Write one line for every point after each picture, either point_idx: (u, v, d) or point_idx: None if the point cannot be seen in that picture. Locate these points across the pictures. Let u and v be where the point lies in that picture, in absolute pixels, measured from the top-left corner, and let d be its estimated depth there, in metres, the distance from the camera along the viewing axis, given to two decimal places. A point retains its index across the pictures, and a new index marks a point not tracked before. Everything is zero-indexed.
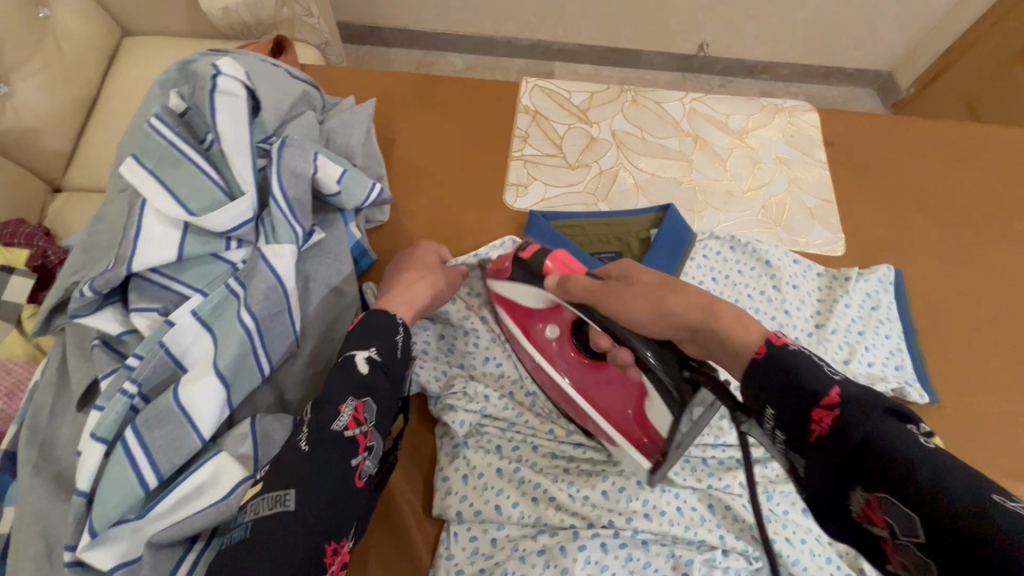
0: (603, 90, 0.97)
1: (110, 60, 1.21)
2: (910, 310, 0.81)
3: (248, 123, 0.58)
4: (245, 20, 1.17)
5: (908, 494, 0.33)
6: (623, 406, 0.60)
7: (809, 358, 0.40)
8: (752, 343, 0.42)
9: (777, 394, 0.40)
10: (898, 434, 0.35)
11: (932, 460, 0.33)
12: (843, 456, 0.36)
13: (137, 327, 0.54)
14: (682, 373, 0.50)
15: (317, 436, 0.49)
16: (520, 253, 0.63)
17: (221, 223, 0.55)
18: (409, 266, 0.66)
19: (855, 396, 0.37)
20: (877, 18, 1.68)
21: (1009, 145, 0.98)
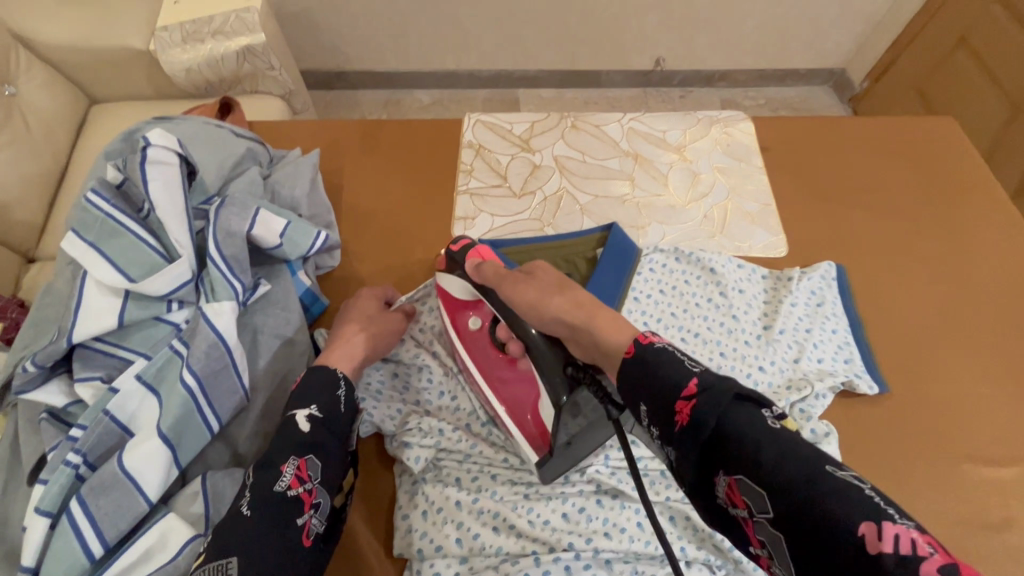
0: (543, 118, 1.01)
1: (79, 127, 1.28)
2: (854, 304, 0.83)
3: (182, 190, 0.61)
4: (207, 79, 1.26)
5: (755, 473, 0.38)
6: (524, 404, 0.64)
7: (672, 355, 0.46)
8: (623, 343, 0.49)
9: (648, 391, 0.45)
10: (745, 417, 0.40)
11: (776, 443, 0.38)
12: (701, 442, 0.41)
13: (82, 396, 0.55)
14: (566, 371, 0.57)
15: (259, 499, 0.51)
16: (452, 246, 0.72)
17: (160, 288, 0.57)
18: (349, 319, 0.69)
19: (711, 384, 0.42)
20: (820, 20, 1.75)
21: (945, 134, 1.02)
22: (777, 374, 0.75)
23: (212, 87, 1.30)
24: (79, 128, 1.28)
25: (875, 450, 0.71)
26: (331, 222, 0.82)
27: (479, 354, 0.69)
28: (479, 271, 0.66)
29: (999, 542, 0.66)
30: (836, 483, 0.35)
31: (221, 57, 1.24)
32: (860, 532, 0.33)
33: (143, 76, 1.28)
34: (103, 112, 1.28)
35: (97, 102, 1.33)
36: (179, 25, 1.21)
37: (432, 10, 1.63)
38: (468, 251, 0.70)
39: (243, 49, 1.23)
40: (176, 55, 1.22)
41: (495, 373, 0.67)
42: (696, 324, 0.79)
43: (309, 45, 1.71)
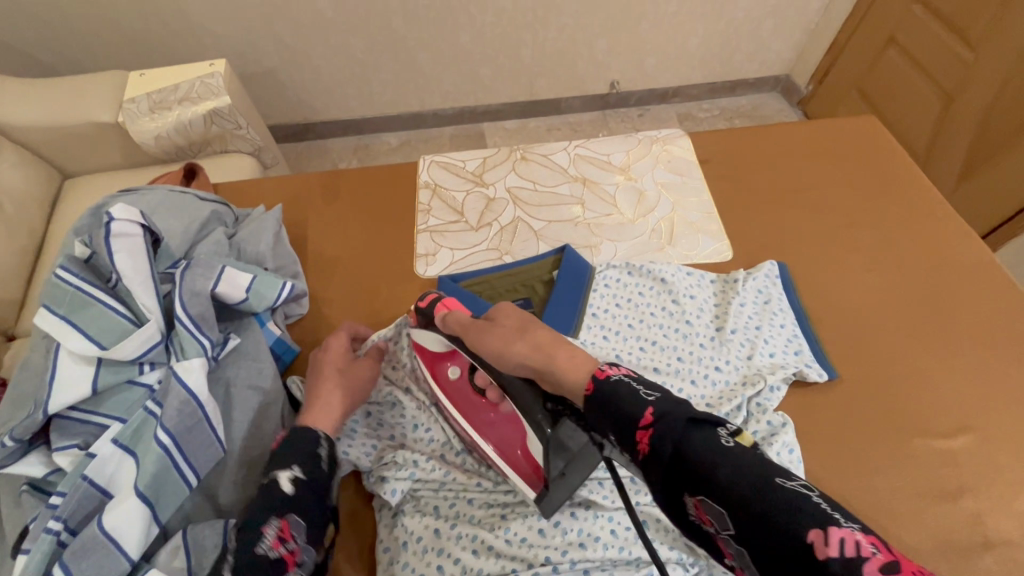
0: (494, 153, 1.07)
1: (53, 202, 1.32)
2: (799, 298, 0.87)
3: (147, 257, 0.64)
4: (178, 143, 1.32)
5: (714, 492, 0.39)
6: (513, 444, 0.63)
7: (627, 384, 0.48)
8: (582, 381, 0.52)
9: (611, 420, 0.47)
10: (700, 439, 0.42)
11: (730, 460, 0.40)
12: (664, 468, 0.43)
13: (60, 465, 0.57)
14: (546, 406, 0.58)
15: (243, 565, 0.53)
16: (419, 303, 0.73)
17: (131, 351, 0.60)
18: (323, 373, 0.71)
19: (666, 412, 0.44)
20: (759, 33, 1.86)
21: (871, 131, 1.09)
22: (732, 372, 0.79)
23: (182, 150, 1.36)
24: (53, 202, 1.32)
25: (831, 434, 0.75)
26: (297, 272, 0.86)
27: (462, 401, 0.69)
28: (445, 322, 0.69)
29: (955, 510, 0.70)
30: (787, 496, 0.37)
31: (190, 123, 1.30)
32: (809, 540, 0.35)
33: (113, 148, 1.33)
34: (76, 186, 1.33)
35: (70, 175, 1.38)
36: (147, 96, 1.27)
37: (391, 58, 1.71)
38: (435, 304, 0.72)
39: (211, 112, 1.29)
40: (146, 124, 1.28)
41: (480, 417, 0.67)
42: (653, 333, 0.83)
43: (275, 101, 1.77)
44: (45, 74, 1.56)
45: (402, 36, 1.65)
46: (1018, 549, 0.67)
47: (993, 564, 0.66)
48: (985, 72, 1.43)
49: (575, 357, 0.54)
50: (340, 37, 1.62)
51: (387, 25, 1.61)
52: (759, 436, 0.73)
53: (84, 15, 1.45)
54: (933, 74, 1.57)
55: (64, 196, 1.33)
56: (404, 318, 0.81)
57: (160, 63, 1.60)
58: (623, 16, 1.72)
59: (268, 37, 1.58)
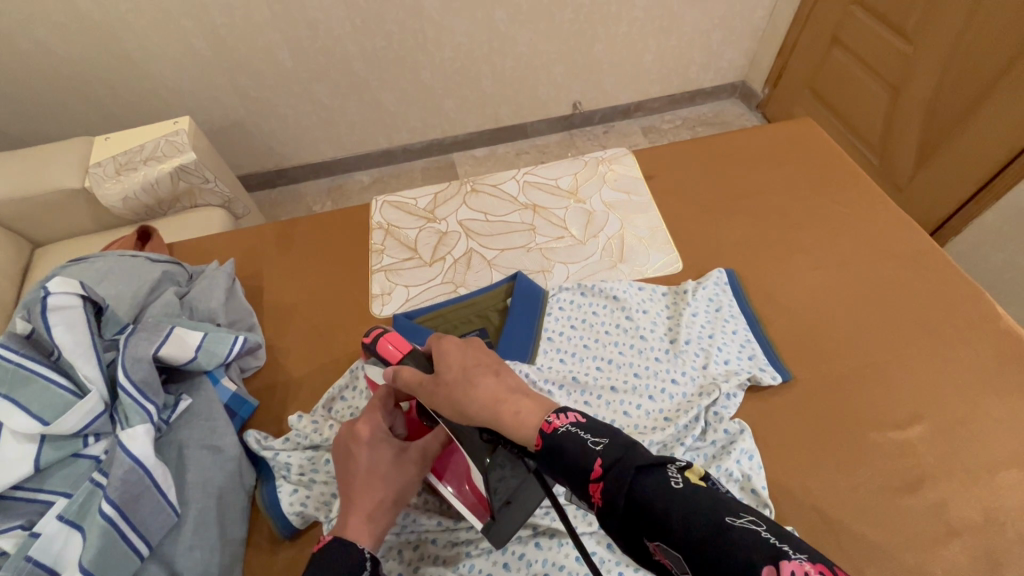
0: (445, 188, 1.09)
1: (24, 272, 1.34)
2: (749, 303, 0.89)
3: (88, 328, 0.65)
4: (146, 203, 1.35)
5: (670, 537, 0.39)
6: (461, 477, 0.64)
7: (575, 436, 0.47)
8: (531, 437, 0.50)
9: (565, 475, 0.46)
10: (650, 485, 0.41)
11: (679, 503, 0.39)
12: (619, 519, 0.42)
13: (2, 547, 0.56)
14: (483, 437, 0.57)
15: None
16: (366, 340, 0.72)
17: (73, 424, 0.60)
18: (360, 456, 0.63)
19: (615, 461, 0.44)
20: (710, 44, 1.92)
21: (813, 132, 1.12)
22: (689, 384, 0.79)
23: (151, 210, 1.39)
24: (24, 273, 1.34)
25: (790, 436, 0.76)
26: (252, 324, 0.87)
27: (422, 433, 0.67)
28: (395, 379, 0.64)
29: (918, 501, 0.70)
30: (737, 536, 0.36)
31: (157, 182, 1.32)
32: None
33: (80, 214, 1.35)
34: (47, 255, 1.35)
35: (40, 244, 1.40)
36: (112, 159, 1.29)
37: (355, 100, 1.75)
38: (379, 342, 0.70)
39: (176, 169, 1.31)
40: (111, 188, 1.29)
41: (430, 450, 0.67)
42: (608, 351, 0.83)
43: (243, 152, 1.80)
44: (12, 146, 1.58)
45: (363, 79, 1.69)
46: (985, 535, 0.67)
47: (959, 553, 0.66)
48: (923, 65, 1.47)
49: (521, 412, 0.53)
50: (302, 85, 1.65)
51: (348, 69, 1.65)
52: (719, 445, 0.74)
53: (47, 88, 1.49)
54: (878, 70, 1.62)
55: (35, 265, 1.35)
56: (359, 362, 0.81)
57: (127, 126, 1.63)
58: (577, 40, 1.77)
59: (230, 91, 1.61)
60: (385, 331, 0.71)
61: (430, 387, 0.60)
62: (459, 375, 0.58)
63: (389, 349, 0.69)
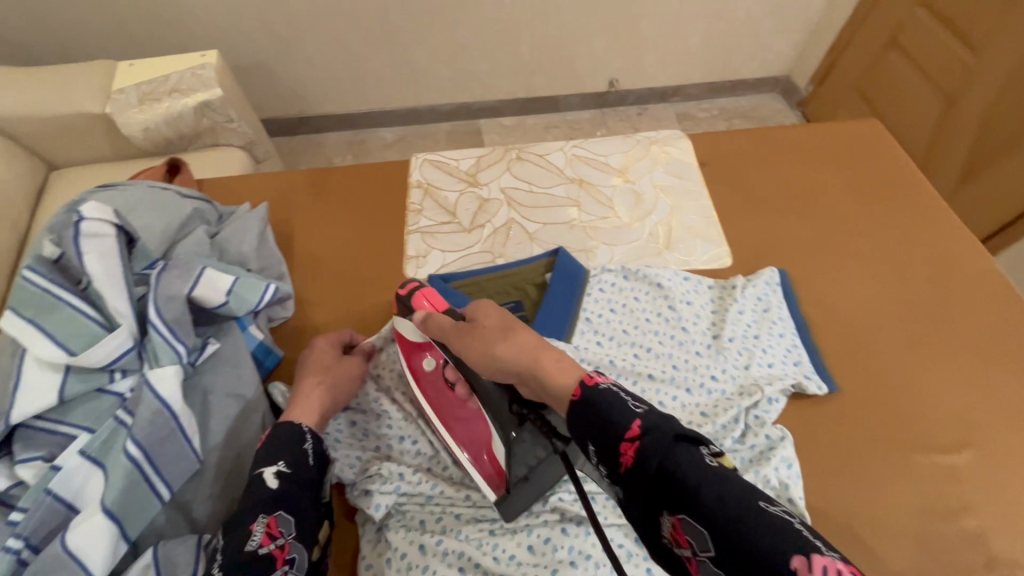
0: (488, 153, 1.04)
1: (37, 195, 1.30)
2: (799, 306, 0.85)
3: (119, 258, 0.61)
4: (168, 136, 1.30)
5: (692, 509, 0.37)
6: (478, 442, 0.63)
7: (616, 394, 0.45)
8: (569, 386, 0.48)
9: (596, 432, 0.45)
10: (686, 456, 0.39)
11: (716, 482, 0.38)
12: (648, 482, 0.40)
13: (23, 477, 0.54)
14: (512, 408, 0.60)
15: (233, 561, 0.52)
16: (400, 290, 0.70)
17: (100, 358, 0.57)
18: (307, 372, 0.69)
19: (653, 426, 0.42)
20: (760, 32, 1.82)
21: (875, 136, 1.07)
22: (729, 382, 0.76)
23: (173, 143, 1.33)
24: (38, 195, 1.30)
25: (829, 447, 0.74)
26: (282, 273, 0.83)
27: (433, 393, 0.67)
28: (426, 326, 0.64)
29: (958, 528, 0.68)
30: (771, 522, 0.35)
31: (180, 114, 1.27)
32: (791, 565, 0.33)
33: (98, 140, 1.30)
34: (61, 178, 1.30)
35: (55, 167, 1.36)
36: (136, 87, 1.24)
37: (386, 52, 1.67)
38: (414, 292, 0.69)
39: (201, 104, 1.26)
40: (134, 117, 1.24)
41: (450, 412, 0.65)
42: (647, 339, 0.80)
43: (266, 95, 1.73)
44: (28, 62, 1.52)
45: (398, 30, 1.61)
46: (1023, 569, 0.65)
47: None
48: (982, 78, 1.42)
49: (562, 361, 0.51)
50: (333, 30, 1.58)
51: (384, 19, 1.58)
52: (757, 450, 0.71)
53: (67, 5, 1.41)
54: (933, 77, 1.54)
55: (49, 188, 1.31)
56: None
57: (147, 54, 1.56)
58: (622, 13, 1.68)
59: (259, 29, 1.54)
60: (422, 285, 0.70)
61: (463, 334, 0.59)
62: (499, 324, 0.57)
63: (423, 304, 0.67)
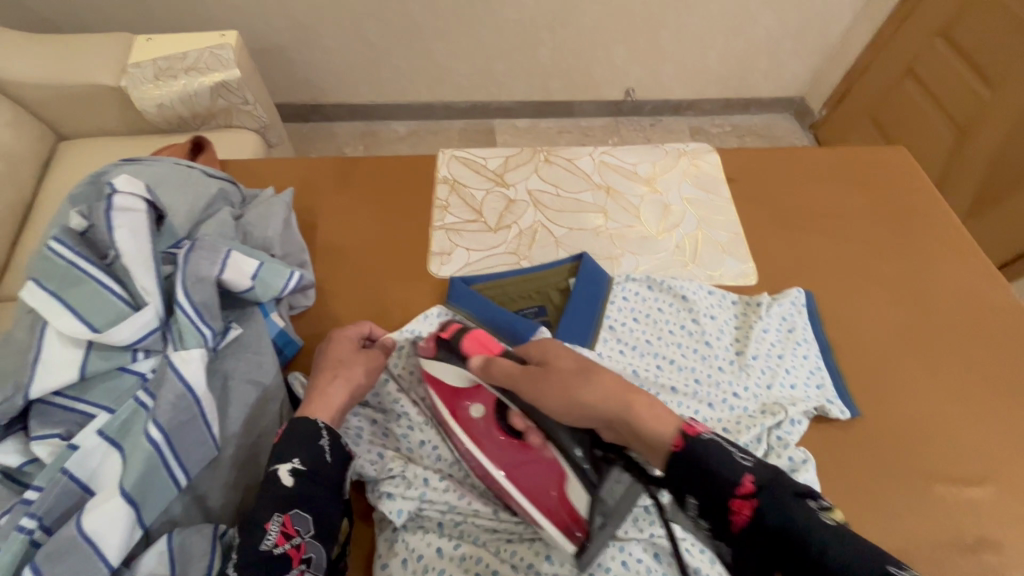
0: (516, 154, 1.03)
1: (44, 165, 1.28)
2: (823, 328, 0.85)
3: (149, 235, 0.60)
4: (180, 114, 1.27)
5: (818, 571, 0.38)
6: (546, 489, 0.58)
7: (722, 447, 0.47)
8: (668, 436, 0.49)
9: (702, 488, 0.45)
10: (805, 513, 0.40)
11: (842, 541, 0.38)
12: (764, 542, 0.41)
13: (38, 455, 0.53)
14: (594, 453, 0.56)
15: (248, 561, 0.51)
16: (441, 333, 0.67)
17: (125, 337, 0.55)
18: (323, 367, 0.67)
19: (766, 483, 0.43)
20: (779, 53, 1.81)
21: (902, 163, 1.06)
22: (751, 400, 0.75)
23: (184, 122, 1.30)
24: (44, 165, 1.27)
25: (851, 472, 0.73)
26: (304, 261, 0.82)
27: (485, 438, 0.63)
28: (486, 371, 0.61)
29: (979, 562, 0.67)
30: None
31: (195, 94, 1.25)
32: None
33: (111, 113, 1.28)
34: (69, 149, 1.28)
35: (64, 137, 1.33)
36: (152, 62, 1.22)
37: (405, 44, 1.66)
38: (462, 336, 0.66)
39: (217, 85, 1.24)
40: (148, 91, 1.22)
41: (515, 458, 0.61)
42: (671, 351, 0.79)
43: (280, 79, 1.71)
44: (40, 30, 1.49)
45: (419, 24, 1.60)
46: None
47: None
48: (998, 114, 1.44)
49: (655, 406, 0.51)
50: (354, 19, 1.57)
51: (406, 12, 1.56)
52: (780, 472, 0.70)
53: None
54: (945, 107, 1.57)
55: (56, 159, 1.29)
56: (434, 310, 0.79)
57: (162, 30, 1.54)
58: (644, 23, 1.67)
59: (279, 12, 1.52)
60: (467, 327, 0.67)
61: (538, 374, 0.57)
62: (576, 365, 0.57)
63: (471, 348, 0.64)
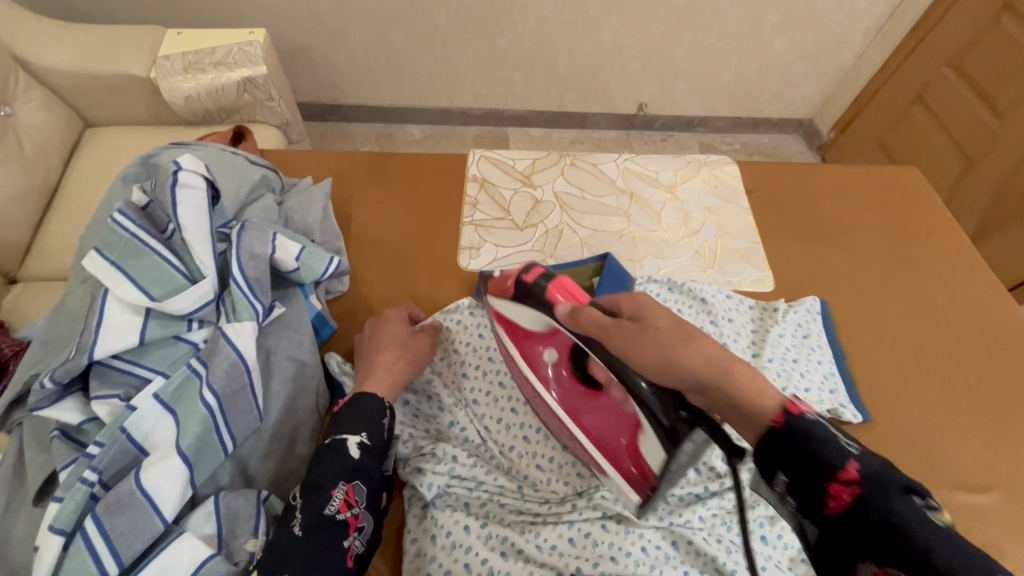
0: (543, 157, 1.06)
1: (72, 149, 1.31)
2: (836, 337, 0.88)
3: (207, 212, 0.63)
4: (207, 107, 1.30)
5: (917, 569, 0.37)
6: (614, 435, 0.61)
7: (827, 429, 0.45)
8: (769, 412, 0.47)
9: (799, 468, 0.44)
10: (915, 512, 0.39)
11: (950, 544, 0.37)
12: (861, 532, 0.40)
13: (97, 414, 0.55)
14: (678, 414, 0.52)
15: (311, 523, 0.54)
16: (525, 275, 0.63)
17: (183, 307, 0.58)
18: (380, 346, 0.70)
19: (871, 473, 0.41)
20: (790, 75, 1.85)
21: (913, 183, 1.10)
22: None
23: (209, 115, 1.33)
24: (71, 150, 1.31)
25: None
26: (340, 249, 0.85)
27: (557, 384, 0.67)
28: (574, 320, 0.57)
29: None
30: None
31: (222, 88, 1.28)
32: None
33: (141, 102, 1.31)
34: (99, 136, 1.31)
35: (92, 125, 1.36)
36: (182, 56, 1.25)
37: (427, 51, 1.70)
38: (546, 279, 0.62)
39: (244, 80, 1.27)
40: (177, 84, 1.25)
41: (581, 405, 0.65)
42: None
43: (304, 78, 1.76)
44: (72, 19, 1.53)
45: (441, 32, 1.65)
46: None
47: None
48: (1005, 142, 1.48)
49: (755, 377, 0.49)
50: (379, 24, 1.61)
51: (429, 19, 1.61)
52: None
53: None
54: (955, 135, 1.61)
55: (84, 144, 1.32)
56: (466, 301, 0.83)
57: (192, 25, 1.58)
58: (660, 41, 1.72)
59: (306, 13, 1.57)
60: (551, 272, 0.63)
61: (631, 330, 0.53)
62: (674, 324, 0.53)
63: (558, 296, 0.60)
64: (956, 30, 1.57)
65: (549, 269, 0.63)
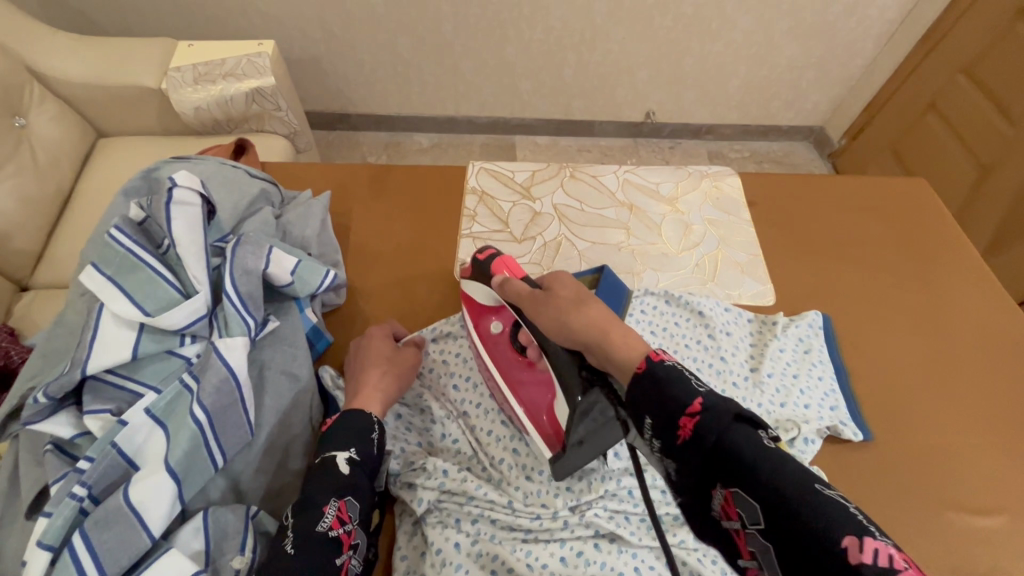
0: (543, 168, 1.07)
1: (85, 158, 1.33)
2: (839, 352, 0.86)
3: (202, 227, 0.64)
4: (216, 117, 1.32)
5: (749, 485, 0.40)
6: (540, 406, 0.64)
7: (681, 372, 0.47)
8: (635, 360, 0.49)
9: (655, 407, 0.46)
10: (745, 436, 0.41)
11: (774, 462, 0.40)
12: (703, 457, 0.43)
13: (90, 428, 0.56)
14: (581, 373, 0.57)
15: (304, 539, 0.53)
16: (479, 255, 0.74)
17: (176, 321, 0.59)
18: (366, 362, 0.71)
19: (713, 404, 0.44)
20: (800, 82, 1.83)
21: (920, 194, 1.08)
22: (763, 416, 0.77)
23: (217, 125, 1.35)
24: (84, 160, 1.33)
25: (861, 494, 0.74)
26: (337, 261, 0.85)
27: (499, 354, 0.71)
28: (502, 289, 0.67)
29: None
30: (825, 503, 0.37)
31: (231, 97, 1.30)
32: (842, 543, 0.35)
33: (151, 113, 1.33)
34: (111, 145, 1.33)
35: (104, 134, 1.38)
36: (193, 67, 1.27)
37: (434, 60, 1.71)
38: (492, 259, 0.72)
39: (252, 90, 1.29)
40: (187, 94, 1.27)
41: (515, 375, 0.69)
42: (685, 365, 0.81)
43: (313, 88, 1.78)
44: (89, 30, 1.56)
45: (449, 42, 1.66)
46: None
47: None
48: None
49: (630, 336, 0.53)
50: (387, 34, 1.63)
51: (437, 28, 1.62)
52: None
53: None
54: (969, 144, 1.58)
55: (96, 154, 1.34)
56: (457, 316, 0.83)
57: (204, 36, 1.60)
58: (668, 48, 1.71)
59: (316, 25, 1.59)
60: (500, 253, 0.73)
61: (537, 299, 0.61)
62: (573, 296, 0.59)
63: (500, 271, 0.70)
64: (970, 37, 1.54)
65: (498, 252, 0.73)
